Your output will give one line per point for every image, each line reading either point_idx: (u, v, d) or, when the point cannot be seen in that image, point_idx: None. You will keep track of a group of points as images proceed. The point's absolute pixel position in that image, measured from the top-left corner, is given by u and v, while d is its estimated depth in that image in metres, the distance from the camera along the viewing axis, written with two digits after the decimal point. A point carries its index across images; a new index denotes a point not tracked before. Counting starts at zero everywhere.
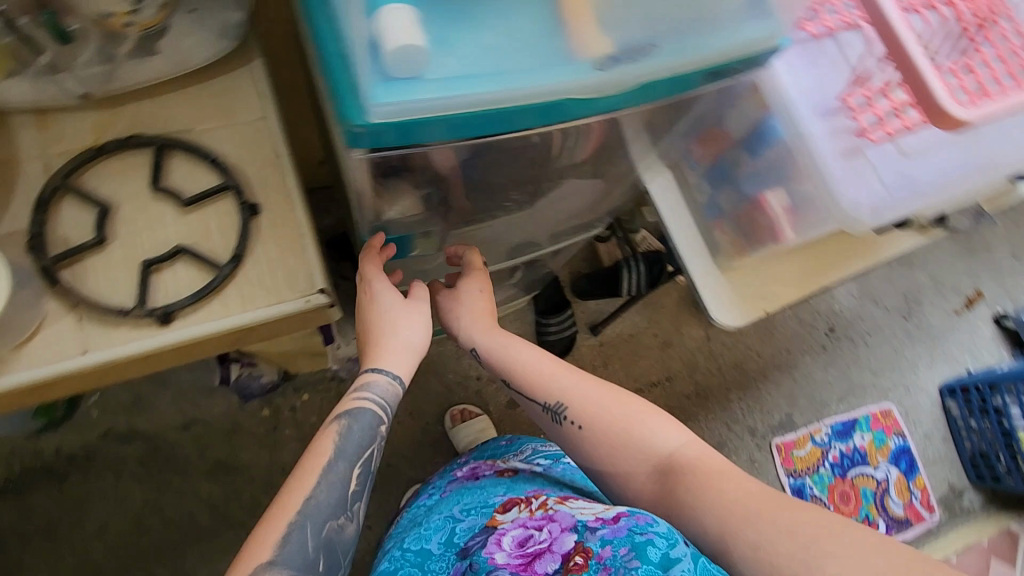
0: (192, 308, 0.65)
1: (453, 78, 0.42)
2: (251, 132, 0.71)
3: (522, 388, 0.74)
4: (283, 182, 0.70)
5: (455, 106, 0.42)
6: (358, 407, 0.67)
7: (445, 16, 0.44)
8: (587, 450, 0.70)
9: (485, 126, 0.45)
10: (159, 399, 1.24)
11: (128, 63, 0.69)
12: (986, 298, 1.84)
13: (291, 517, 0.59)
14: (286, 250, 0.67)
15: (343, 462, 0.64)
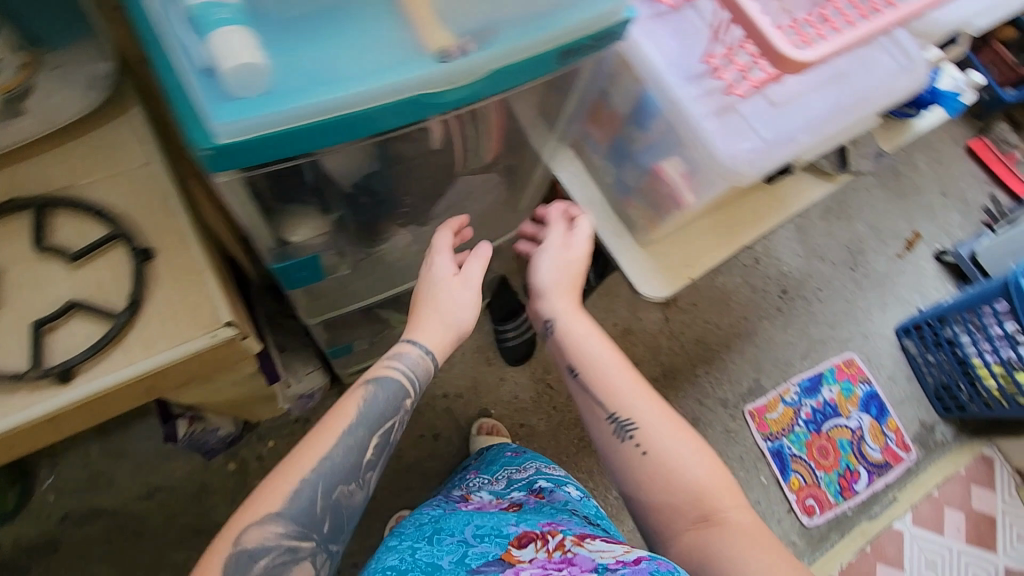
0: (91, 361, 0.64)
1: (293, 91, 0.41)
2: (137, 179, 0.71)
3: (591, 386, 0.71)
4: (176, 224, 0.70)
5: (298, 119, 0.41)
6: (386, 373, 0.67)
7: (281, 33, 0.43)
8: (630, 474, 0.66)
9: (337, 136, 0.44)
10: (118, 472, 1.21)
11: None
12: (925, 238, 1.91)
13: (302, 478, 0.60)
14: (185, 289, 0.67)
15: (364, 429, 0.64)
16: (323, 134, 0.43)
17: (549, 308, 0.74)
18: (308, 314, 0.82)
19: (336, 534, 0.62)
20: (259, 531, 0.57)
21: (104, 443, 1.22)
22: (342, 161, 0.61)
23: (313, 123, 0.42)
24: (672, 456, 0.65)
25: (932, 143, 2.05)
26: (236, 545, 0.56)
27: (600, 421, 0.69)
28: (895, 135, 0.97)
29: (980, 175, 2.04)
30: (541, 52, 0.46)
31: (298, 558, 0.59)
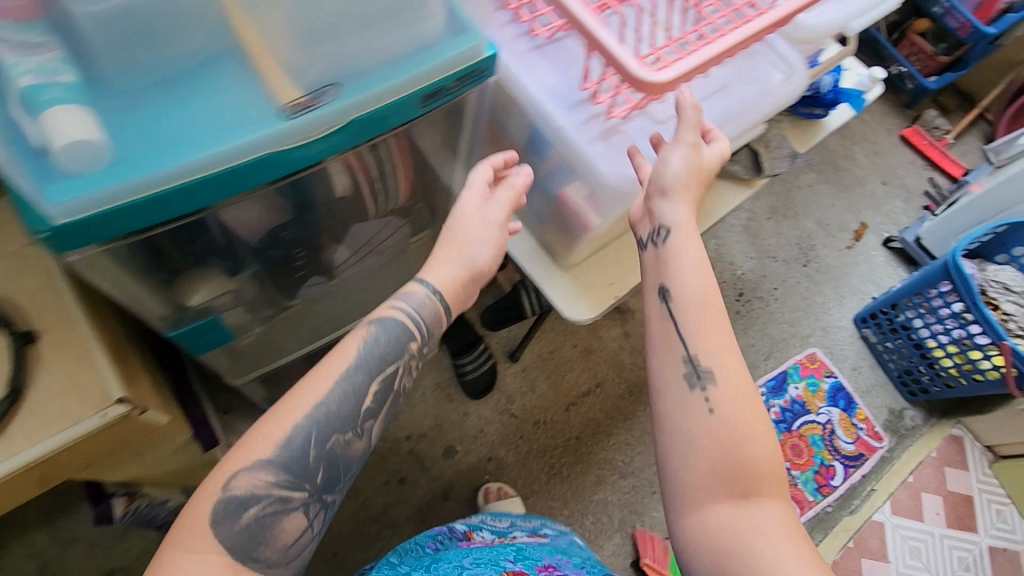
0: None
1: (139, 160, 0.42)
2: (18, 258, 0.69)
3: (684, 323, 0.62)
4: (61, 306, 0.68)
5: (148, 186, 0.43)
6: (390, 314, 0.65)
7: (128, 100, 0.44)
8: (689, 430, 0.60)
9: (196, 198, 0.45)
10: (68, 558, 1.15)
11: None
12: (872, 228, 1.95)
13: (297, 424, 0.57)
14: (74, 368, 0.65)
15: (365, 374, 0.62)
16: (180, 198, 0.44)
17: (669, 212, 0.64)
18: (234, 376, 0.80)
19: (332, 484, 0.60)
20: (250, 478, 0.55)
21: (51, 530, 1.16)
22: (244, 217, 0.59)
23: (171, 188, 0.43)
24: (742, 425, 0.59)
25: (867, 136, 2.11)
26: (224, 491, 0.54)
27: (676, 359, 0.62)
28: (807, 135, 0.99)
29: (917, 162, 2.10)
30: (400, 97, 0.48)
31: (290, 508, 0.56)
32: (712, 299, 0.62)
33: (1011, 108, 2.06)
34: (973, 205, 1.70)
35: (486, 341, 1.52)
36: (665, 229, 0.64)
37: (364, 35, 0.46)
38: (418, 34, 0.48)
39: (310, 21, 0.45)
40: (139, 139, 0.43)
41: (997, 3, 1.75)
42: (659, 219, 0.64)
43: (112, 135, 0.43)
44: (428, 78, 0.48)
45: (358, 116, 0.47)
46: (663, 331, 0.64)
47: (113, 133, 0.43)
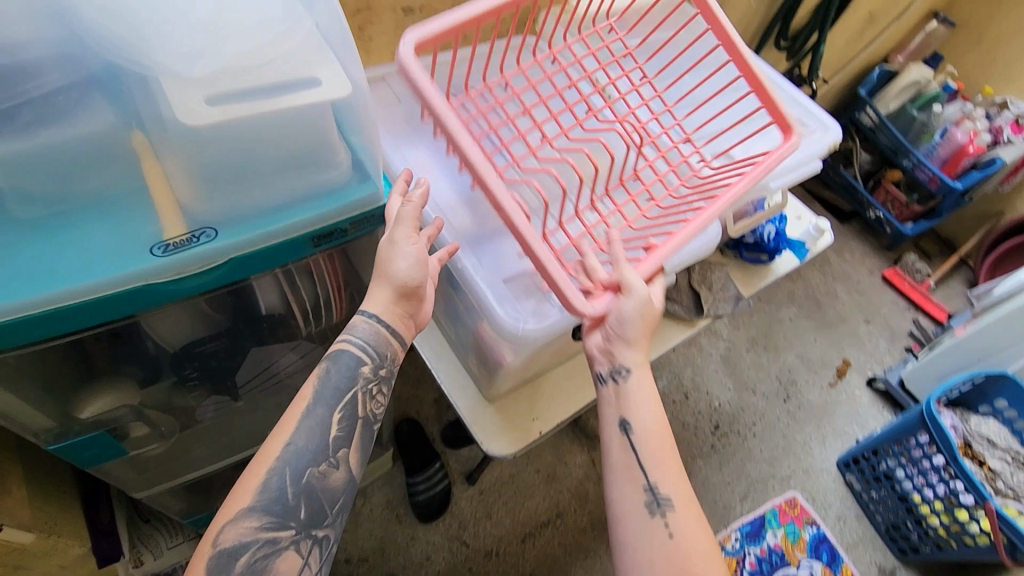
0: None
1: (11, 287, 0.43)
2: None
3: (642, 451, 0.64)
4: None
5: (16, 311, 0.42)
6: (336, 349, 0.57)
7: (16, 230, 0.45)
8: (647, 556, 0.62)
9: (69, 322, 0.45)
10: None
11: None
12: (855, 366, 1.92)
13: (267, 469, 0.52)
14: None
15: (321, 406, 0.55)
16: (51, 322, 0.44)
17: (628, 357, 0.65)
18: (133, 489, 0.77)
19: (320, 519, 0.54)
20: (235, 530, 0.50)
21: None
22: (158, 337, 0.60)
23: (46, 312, 0.43)
24: (697, 550, 0.62)
25: (849, 273, 2.14)
26: (213, 545, 0.50)
27: (636, 488, 0.64)
28: (753, 279, 1.02)
29: (900, 302, 2.11)
30: (292, 236, 0.51)
31: (280, 548, 0.52)
32: (665, 429, 0.65)
33: (988, 257, 2.10)
34: (955, 349, 1.68)
35: (444, 459, 1.47)
36: (625, 367, 0.65)
37: (262, 184, 0.49)
38: (317, 182, 0.52)
39: (207, 168, 0.46)
40: (13, 267, 0.44)
41: (961, 161, 1.82)
42: (619, 358, 0.65)
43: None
44: (319, 221, 0.51)
45: (246, 253, 0.50)
46: (623, 457, 0.65)
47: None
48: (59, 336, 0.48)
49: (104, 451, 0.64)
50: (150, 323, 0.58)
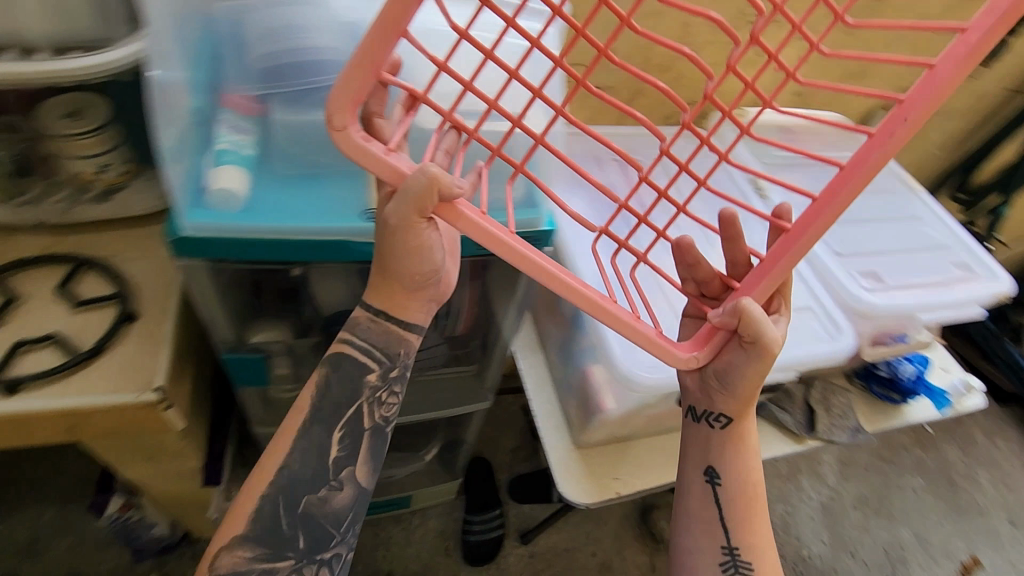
0: (46, 382, 0.60)
1: (257, 215, 0.54)
2: (168, 260, 0.70)
3: (727, 514, 0.64)
4: (164, 294, 0.68)
5: (254, 233, 0.54)
6: (340, 352, 0.61)
7: (270, 177, 0.58)
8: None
9: (285, 254, 0.56)
10: (53, 546, 1.17)
11: (90, 205, 0.68)
12: (986, 569, 1.63)
13: (261, 495, 0.59)
14: (145, 350, 0.64)
15: (321, 425, 0.61)
16: (274, 250, 0.55)
17: (726, 407, 0.62)
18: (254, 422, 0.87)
19: (323, 542, 0.62)
20: (229, 558, 0.58)
21: (60, 510, 1.20)
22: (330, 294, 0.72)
23: (275, 241, 0.55)
24: None
25: (998, 461, 1.86)
26: (211, 568, 0.58)
27: (714, 547, 0.64)
28: (879, 417, 0.94)
29: None
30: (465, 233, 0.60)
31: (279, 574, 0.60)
32: (758, 492, 0.64)
33: None
34: None
35: (505, 509, 1.46)
36: (725, 416, 0.63)
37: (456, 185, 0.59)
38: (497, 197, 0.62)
39: None
40: (265, 206, 0.56)
41: None
42: (717, 407, 0.62)
43: (250, 194, 0.56)
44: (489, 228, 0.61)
45: None
46: (702, 512, 0.65)
47: (251, 193, 0.56)
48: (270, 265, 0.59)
49: (251, 376, 0.76)
50: (315, 282, 0.70)
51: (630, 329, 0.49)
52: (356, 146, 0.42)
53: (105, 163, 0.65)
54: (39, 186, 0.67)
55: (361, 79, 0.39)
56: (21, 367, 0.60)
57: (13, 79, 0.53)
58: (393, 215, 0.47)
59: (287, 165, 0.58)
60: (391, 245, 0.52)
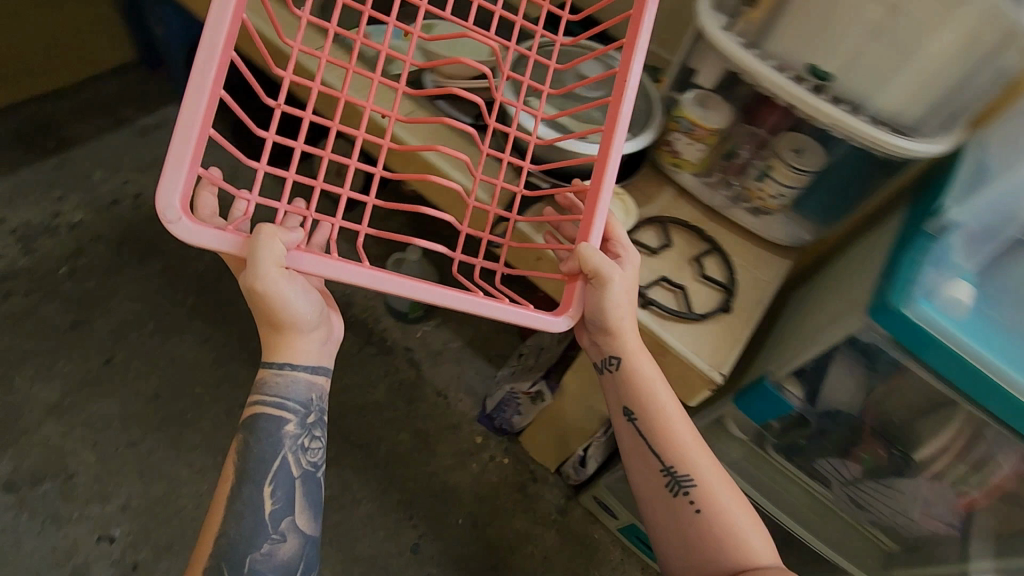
0: (661, 314, 0.75)
1: (965, 330, 0.58)
2: (764, 281, 0.82)
3: (652, 439, 0.74)
4: (752, 305, 0.79)
5: (956, 341, 0.57)
6: (254, 417, 0.74)
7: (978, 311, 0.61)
8: (681, 526, 0.72)
9: (960, 375, 0.57)
10: (447, 365, 1.56)
11: (742, 213, 0.85)
12: None
13: (207, 560, 0.70)
14: (723, 337, 0.76)
15: (251, 485, 0.71)
16: (955, 365, 0.57)
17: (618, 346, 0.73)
18: (686, 411, 1.03)
19: None
20: None
21: (463, 346, 1.59)
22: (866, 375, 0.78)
23: (966, 358, 0.56)
24: (725, 516, 0.71)
25: None
26: None
27: (653, 468, 0.74)
28: None
29: None
30: None
31: None
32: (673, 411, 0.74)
33: None
34: None
35: None
36: (615, 358, 0.73)
37: None
38: None
39: None
40: (973, 329, 0.59)
41: None
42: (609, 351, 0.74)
43: (966, 311, 0.59)
44: None
45: None
46: (637, 448, 0.75)
47: (967, 311, 0.59)
48: (922, 371, 0.61)
49: (755, 409, 0.78)
50: (835, 365, 0.78)
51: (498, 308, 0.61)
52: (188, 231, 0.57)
53: (783, 188, 0.79)
54: (722, 176, 0.85)
55: (176, 183, 0.56)
56: (652, 292, 0.77)
57: (844, 128, 0.68)
58: (257, 279, 0.60)
59: (1001, 313, 0.61)
60: (260, 306, 0.65)
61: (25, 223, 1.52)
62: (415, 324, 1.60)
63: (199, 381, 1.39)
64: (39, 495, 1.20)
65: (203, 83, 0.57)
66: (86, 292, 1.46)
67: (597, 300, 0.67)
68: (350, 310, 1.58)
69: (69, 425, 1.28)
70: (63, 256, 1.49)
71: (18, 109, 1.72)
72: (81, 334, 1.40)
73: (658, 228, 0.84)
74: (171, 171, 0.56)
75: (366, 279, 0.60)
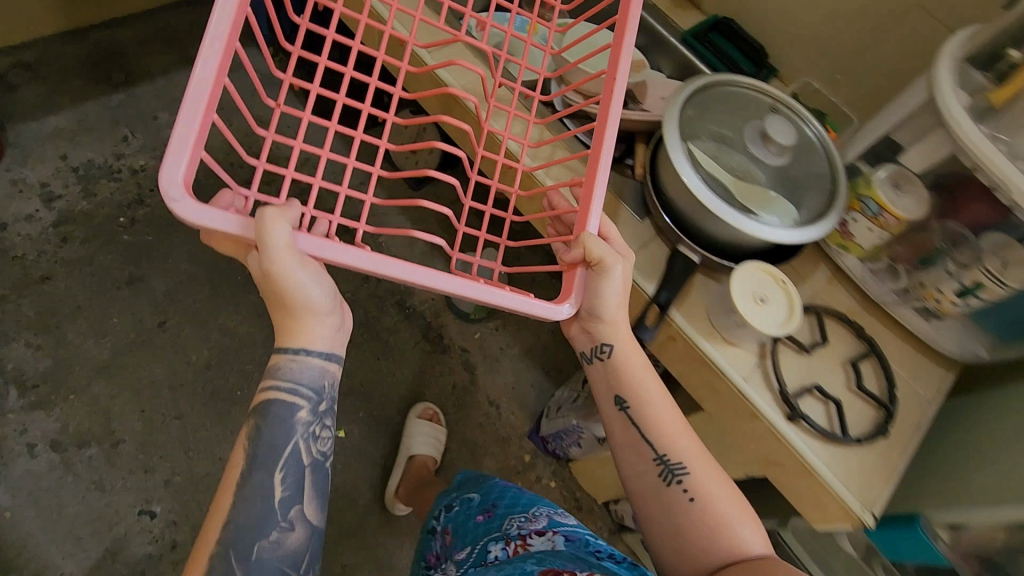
0: (809, 432, 0.65)
1: None
2: (925, 399, 0.71)
3: (642, 428, 0.69)
4: (910, 430, 0.68)
5: None
6: (264, 398, 0.63)
7: None
8: (676, 521, 0.67)
9: None
10: (503, 374, 1.49)
11: (910, 315, 0.73)
12: None
13: (209, 547, 0.58)
14: (877, 468, 0.65)
15: (262, 471, 0.61)
16: None
17: (607, 333, 0.70)
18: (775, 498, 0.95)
19: None
20: None
21: (521, 356, 1.51)
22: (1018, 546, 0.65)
23: None
24: (717, 507, 0.66)
25: None
26: None
27: (644, 460, 0.69)
28: None
29: None
30: None
31: None
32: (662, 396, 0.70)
33: None
34: None
35: None
36: (609, 343, 0.70)
37: None
38: None
39: None
40: None
41: None
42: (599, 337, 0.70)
43: None
44: None
45: None
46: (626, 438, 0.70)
47: None
48: None
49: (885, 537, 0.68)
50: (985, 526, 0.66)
51: (494, 293, 0.58)
52: (190, 213, 0.53)
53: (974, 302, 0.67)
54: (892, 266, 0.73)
55: (182, 159, 0.52)
56: (802, 405, 0.66)
57: None
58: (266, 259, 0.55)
59: None
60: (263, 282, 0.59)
61: (87, 161, 1.45)
62: (474, 325, 1.51)
63: (249, 357, 1.33)
64: (84, 458, 1.17)
65: (202, 62, 0.54)
66: (144, 246, 1.39)
67: (599, 289, 0.64)
68: (409, 301, 1.50)
69: (119, 387, 1.24)
70: (123, 202, 1.42)
71: (88, 32, 1.61)
72: (137, 291, 1.34)
73: (811, 322, 0.72)
74: (174, 156, 0.52)
75: (369, 257, 0.56)
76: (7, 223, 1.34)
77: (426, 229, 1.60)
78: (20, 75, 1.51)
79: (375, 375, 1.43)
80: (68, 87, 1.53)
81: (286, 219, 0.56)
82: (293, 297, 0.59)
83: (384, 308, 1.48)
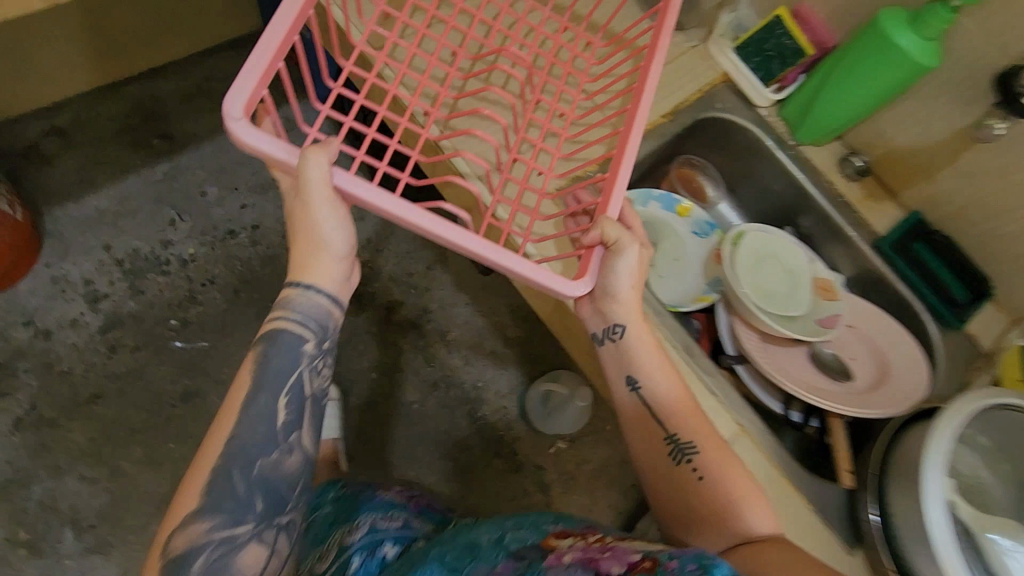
0: None
1: None
2: None
3: (654, 408, 0.70)
4: None
5: None
6: (276, 329, 0.61)
7: None
8: (686, 495, 0.68)
9: None
10: (580, 495, 1.39)
11: None
12: None
13: (213, 462, 0.56)
14: None
15: (267, 394, 0.59)
16: None
17: (620, 314, 0.69)
18: None
19: (279, 508, 0.58)
20: (184, 535, 0.54)
21: (600, 473, 1.40)
22: None
23: None
24: (727, 488, 0.66)
25: None
26: (166, 544, 0.55)
27: (657, 439, 0.70)
28: None
29: None
30: None
31: (240, 544, 0.56)
32: (672, 375, 0.71)
33: None
34: None
35: None
36: (619, 326, 0.70)
37: None
38: None
39: None
40: None
41: None
42: (612, 319, 0.70)
43: None
44: None
45: None
46: (637, 416, 0.71)
47: None
48: None
49: None
50: None
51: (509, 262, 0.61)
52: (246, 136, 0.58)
53: None
54: None
55: (248, 87, 0.59)
56: None
57: None
58: (306, 205, 0.60)
59: None
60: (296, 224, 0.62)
61: (132, 252, 1.30)
62: (550, 438, 1.41)
63: None
64: None
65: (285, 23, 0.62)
66: (197, 354, 1.27)
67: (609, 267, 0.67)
68: (481, 410, 1.40)
69: None
70: (173, 301, 1.29)
71: (125, 85, 1.42)
72: (193, 410, 1.23)
73: None
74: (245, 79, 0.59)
75: (403, 203, 0.59)
76: (52, 332, 1.22)
77: (498, 323, 1.45)
78: (55, 143, 1.35)
79: (446, 495, 1.34)
80: (105, 157, 1.36)
81: (328, 159, 0.59)
82: (318, 238, 0.61)
83: (455, 420, 1.39)
